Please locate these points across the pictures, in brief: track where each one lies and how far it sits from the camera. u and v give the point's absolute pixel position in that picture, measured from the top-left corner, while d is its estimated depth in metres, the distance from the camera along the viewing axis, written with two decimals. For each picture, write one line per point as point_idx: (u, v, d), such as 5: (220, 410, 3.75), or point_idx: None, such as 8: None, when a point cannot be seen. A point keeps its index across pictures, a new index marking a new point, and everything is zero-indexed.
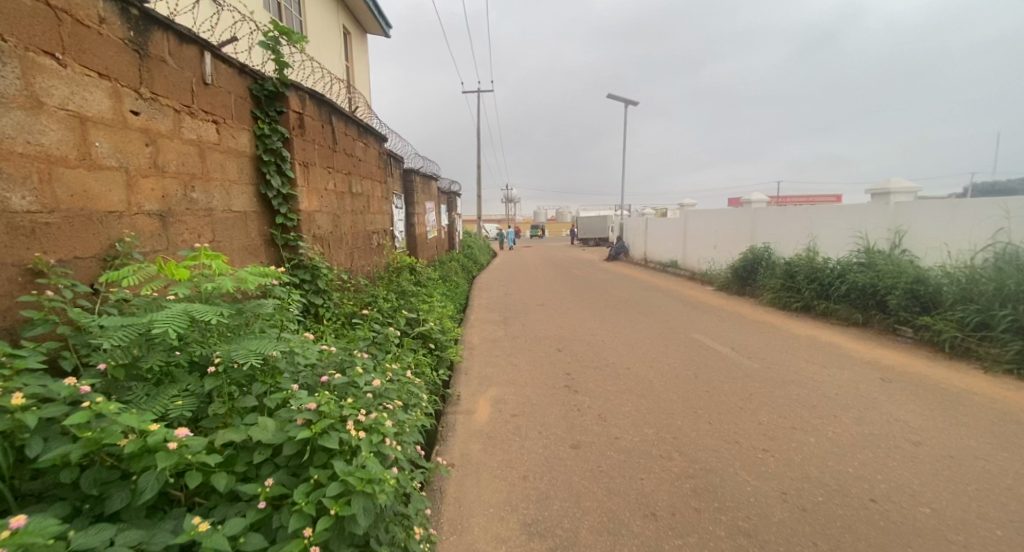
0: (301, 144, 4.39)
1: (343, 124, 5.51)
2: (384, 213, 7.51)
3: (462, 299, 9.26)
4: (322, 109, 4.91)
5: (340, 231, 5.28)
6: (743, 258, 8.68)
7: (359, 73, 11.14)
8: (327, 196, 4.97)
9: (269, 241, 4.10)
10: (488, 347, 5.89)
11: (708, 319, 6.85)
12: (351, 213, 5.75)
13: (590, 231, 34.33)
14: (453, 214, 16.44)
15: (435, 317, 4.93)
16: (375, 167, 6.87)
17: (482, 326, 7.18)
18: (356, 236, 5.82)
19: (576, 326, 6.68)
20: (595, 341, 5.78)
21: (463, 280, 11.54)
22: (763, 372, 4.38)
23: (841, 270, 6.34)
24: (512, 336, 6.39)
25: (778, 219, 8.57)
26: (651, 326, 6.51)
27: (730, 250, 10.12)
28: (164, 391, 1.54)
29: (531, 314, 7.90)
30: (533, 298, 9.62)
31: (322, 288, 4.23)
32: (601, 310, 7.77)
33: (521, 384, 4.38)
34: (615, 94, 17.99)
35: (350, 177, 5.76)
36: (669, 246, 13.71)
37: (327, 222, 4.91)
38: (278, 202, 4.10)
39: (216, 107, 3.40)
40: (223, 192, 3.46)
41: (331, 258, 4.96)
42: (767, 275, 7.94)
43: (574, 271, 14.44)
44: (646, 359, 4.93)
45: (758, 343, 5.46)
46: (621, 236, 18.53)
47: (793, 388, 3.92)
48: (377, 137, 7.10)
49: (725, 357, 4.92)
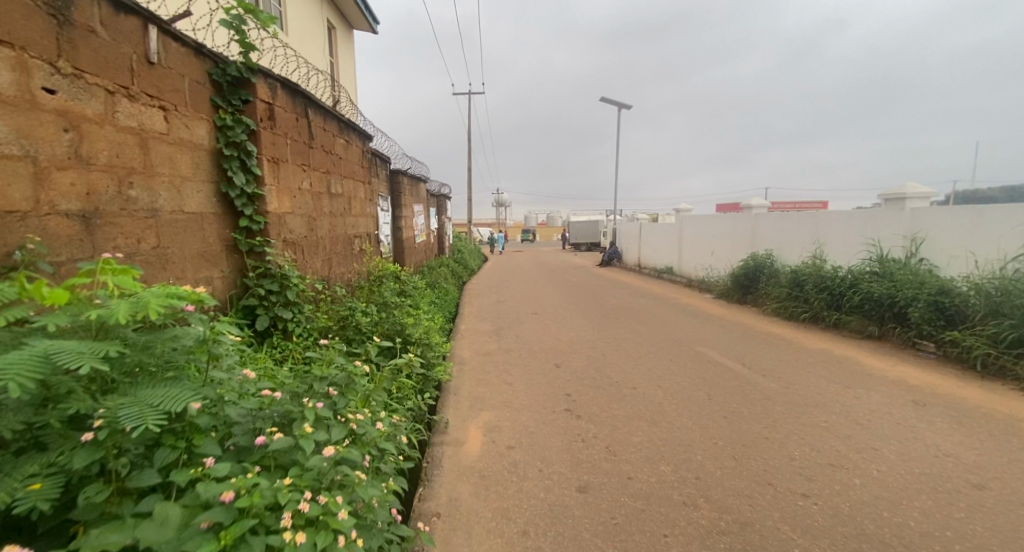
0: (271, 137, 3.91)
1: (321, 118, 5.05)
2: (368, 217, 7.04)
3: (451, 308, 8.78)
4: (297, 100, 4.44)
5: (315, 235, 4.80)
6: (744, 265, 8.35)
7: (343, 70, 10.66)
8: (301, 197, 4.49)
9: (231, 247, 3.62)
10: (480, 362, 5.43)
11: (712, 330, 6.47)
12: (329, 215, 5.27)
13: (580, 236, 34.04)
14: (442, 217, 15.95)
15: (421, 332, 4.45)
16: (358, 167, 6.40)
17: (472, 337, 6.71)
18: (334, 240, 5.35)
19: (573, 338, 6.24)
20: (596, 356, 5.36)
21: (452, 286, 11.07)
22: (782, 393, 3.99)
23: (853, 279, 6.00)
24: (504, 350, 5.94)
25: (781, 225, 8.23)
26: (653, 339, 6.10)
27: (729, 256, 9.79)
28: (17, 467, 1.06)
29: (525, 324, 7.45)
30: (525, 306, 9.18)
31: (291, 300, 3.79)
32: (598, 320, 7.35)
33: (517, 408, 3.93)
34: (608, 97, 17.72)
35: (329, 176, 5.28)
36: (664, 252, 13.40)
37: (301, 225, 4.44)
38: (240, 203, 3.62)
39: (165, 91, 2.91)
40: (173, 190, 2.97)
41: (305, 266, 4.49)
42: (770, 283, 7.61)
43: (566, 277, 14.04)
44: (652, 378, 4.51)
45: (770, 358, 5.08)
46: (614, 241, 18.20)
47: (820, 414, 3.53)
48: (361, 135, 6.64)
49: (738, 375, 4.52)
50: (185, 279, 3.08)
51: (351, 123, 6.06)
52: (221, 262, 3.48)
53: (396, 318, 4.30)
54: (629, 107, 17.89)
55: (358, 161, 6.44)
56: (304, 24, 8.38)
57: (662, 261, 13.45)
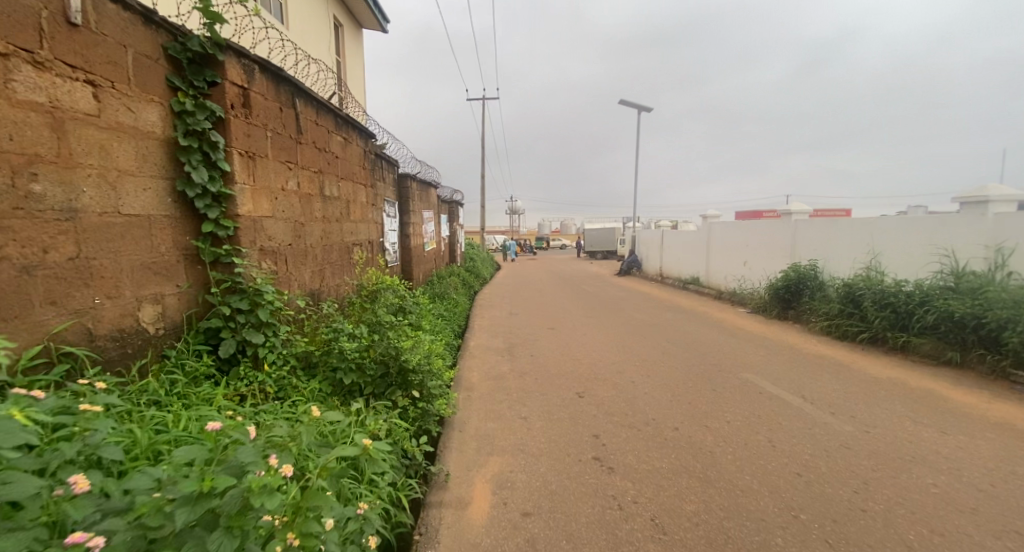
0: (245, 127, 3.30)
1: (313, 111, 4.47)
2: (371, 224, 6.44)
3: (461, 322, 8.12)
4: (282, 87, 3.86)
5: (302, 243, 4.18)
6: (785, 277, 7.55)
7: (351, 70, 10.16)
8: (284, 198, 3.87)
9: (193, 258, 3.01)
10: (490, 389, 4.75)
11: (755, 352, 5.70)
12: (321, 221, 4.66)
13: (596, 244, 33.22)
14: (454, 223, 15.36)
15: (422, 357, 3.75)
16: (358, 168, 5.83)
17: (483, 357, 6.02)
18: (327, 249, 4.74)
19: (597, 361, 5.52)
20: (625, 384, 4.63)
21: (463, 298, 10.43)
22: (864, 440, 3.23)
23: (923, 294, 5.18)
24: (519, 373, 5.26)
25: (827, 234, 7.41)
26: (688, 363, 5.34)
27: (766, 267, 8.96)
28: None
29: (541, 341, 6.74)
30: (541, 320, 8.47)
31: (263, 321, 3.16)
32: (623, 339, 6.62)
33: (534, 454, 3.25)
34: (627, 100, 16.98)
35: (322, 177, 4.69)
36: (689, 261, 12.57)
37: (284, 232, 3.83)
38: (203, 204, 2.99)
39: (95, 63, 2.34)
40: (104, 187, 2.39)
41: (288, 279, 3.87)
42: (818, 299, 6.81)
43: (585, 287, 13.30)
44: (696, 416, 3.78)
45: (833, 390, 4.30)
46: (634, 249, 17.37)
47: (923, 475, 2.77)
48: (363, 133, 6.07)
49: (801, 413, 3.76)
50: (122, 298, 2.47)
51: (350, 119, 5.50)
52: (176, 274, 2.87)
53: (390, 338, 3.59)
54: (650, 109, 17.16)
55: (359, 161, 5.88)
56: (307, 19, 7.90)
57: (688, 271, 12.62)
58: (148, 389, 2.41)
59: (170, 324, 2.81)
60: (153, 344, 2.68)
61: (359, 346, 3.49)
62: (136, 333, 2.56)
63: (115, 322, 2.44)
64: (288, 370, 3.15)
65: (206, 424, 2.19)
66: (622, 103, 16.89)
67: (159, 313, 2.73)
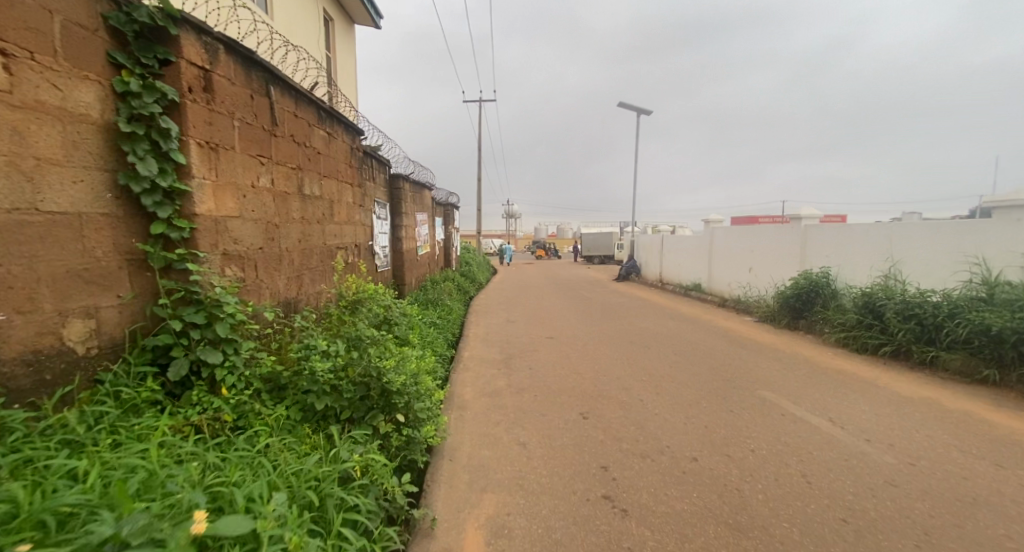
0: (206, 114, 2.89)
1: (291, 101, 4.07)
2: (357, 226, 6.02)
3: (454, 330, 7.69)
4: (254, 73, 3.44)
5: (275, 246, 3.75)
6: (795, 285, 7.20)
7: (342, 66, 9.76)
8: (254, 196, 3.44)
9: (140, 263, 2.58)
10: (485, 408, 4.33)
11: (769, 366, 5.32)
12: (300, 222, 4.24)
13: (593, 248, 32.89)
14: (449, 226, 14.93)
15: (408, 375, 3.34)
16: (344, 166, 5.41)
17: (477, 370, 5.60)
18: (304, 253, 4.31)
19: (600, 375, 5.12)
20: (633, 403, 4.23)
21: (457, 304, 10.01)
22: (911, 476, 2.85)
23: (952, 306, 4.84)
24: (516, 388, 4.85)
25: (839, 240, 7.05)
26: (699, 379, 4.95)
27: (772, 273, 8.62)
28: None
29: (539, 352, 6.33)
30: (539, 328, 8.07)
31: (221, 338, 2.73)
32: (627, 350, 6.23)
33: (535, 490, 2.84)
34: (626, 102, 16.70)
35: (301, 174, 4.27)
36: (690, 267, 12.23)
37: (254, 234, 3.41)
38: (152, 201, 2.56)
39: (7, 28, 1.95)
40: (17, 180, 2.00)
41: (258, 287, 3.45)
42: (832, 309, 6.46)
43: (583, 293, 12.90)
44: (716, 443, 3.37)
45: (862, 411, 3.92)
46: (633, 254, 17.00)
47: (990, 523, 2.38)
48: (349, 129, 5.66)
49: (833, 440, 3.37)
50: (39, 313, 2.06)
51: (334, 112, 5.08)
52: (118, 282, 2.44)
53: (371, 356, 3.16)
54: (650, 112, 16.90)
55: (344, 158, 5.46)
56: (293, 9, 7.47)
57: (689, 277, 12.27)
58: (67, 425, 1.98)
59: (107, 342, 2.38)
60: (82, 367, 2.24)
61: (336, 366, 3.06)
62: (58, 355, 2.14)
63: (29, 342, 2.03)
64: (250, 395, 2.72)
65: (127, 474, 1.76)
66: (621, 105, 16.61)
67: (92, 330, 2.30)
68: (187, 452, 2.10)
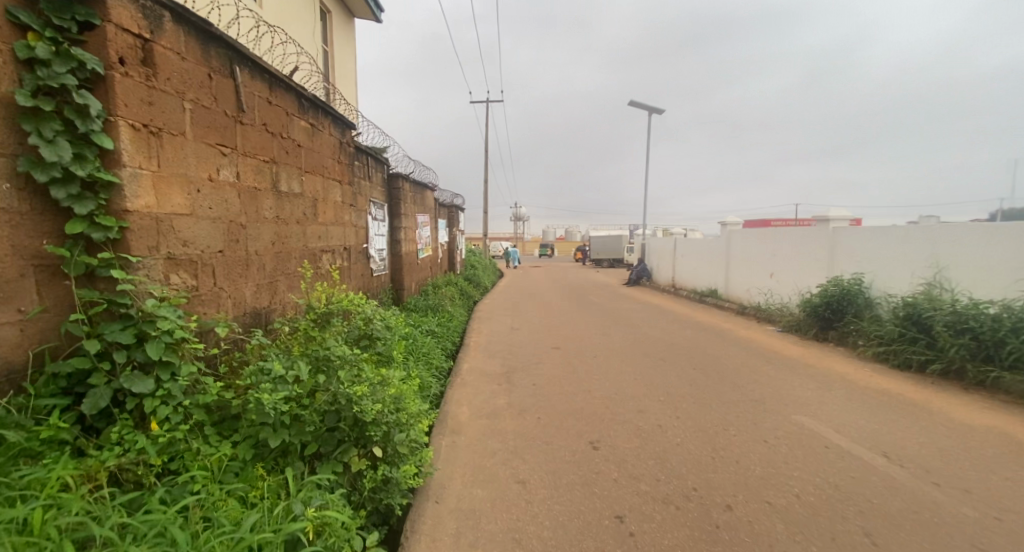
0: (144, 92, 2.42)
1: (264, 85, 3.60)
2: (347, 227, 5.55)
3: (454, 340, 7.19)
4: (213, 49, 2.98)
5: (240, 249, 3.28)
6: (825, 293, 6.63)
7: (340, 60, 9.34)
8: (212, 191, 2.97)
9: (51, 271, 2.11)
10: (481, 434, 3.81)
11: (801, 385, 4.77)
12: (274, 223, 3.77)
13: (603, 252, 32.23)
14: (453, 228, 14.46)
15: (387, 401, 2.83)
16: (330, 161, 4.94)
17: (476, 386, 5.08)
18: (280, 256, 3.84)
19: (612, 394, 4.60)
20: (650, 430, 3.70)
21: (460, 310, 9.54)
22: (1004, 537, 2.30)
23: (1016, 319, 4.28)
24: (517, 408, 4.34)
25: (873, 243, 6.45)
26: (724, 399, 4.41)
27: (796, 279, 8.04)
28: None
29: (544, 366, 5.81)
30: (545, 337, 7.55)
31: (154, 361, 2.24)
32: (640, 365, 5.68)
33: (537, 546, 2.34)
34: (637, 102, 16.18)
35: (277, 168, 3.80)
36: (705, 272, 11.66)
37: (211, 236, 2.94)
38: (65, 194, 2.09)
39: None
40: None
41: (215, 297, 2.97)
42: (868, 321, 5.89)
43: (592, 298, 12.37)
44: (752, 485, 2.82)
45: (922, 442, 3.36)
46: (644, 258, 16.45)
47: None
48: (337, 121, 5.20)
49: (893, 484, 2.81)
50: None
51: (319, 102, 4.62)
52: (18, 294, 1.99)
53: (340, 378, 2.66)
54: (661, 111, 16.30)
55: (330, 152, 4.99)
56: None
57: (704, 282, 11.69)
58: None
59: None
60: None
61: (297, 392, 2.56)
62: None
63: None
64: (186, 431, 2.23)
65: None
66: (631, 104, 16.08)
67: None
68: (78, 518, 1.62)
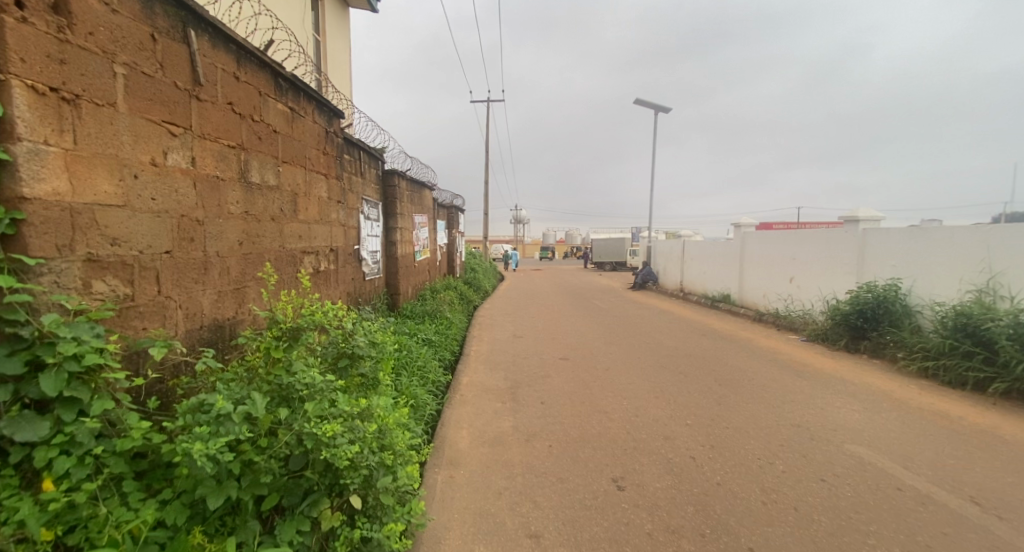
0: (54, 48, 1.88)
1: (228, 57, 3.04)
2: (334, 227, 5.00)
3: (453, 349, 6.65)
4: (158, 5, 2.42)
5: (197, 250, 2.73)
6: (857, 300, 6.10)
7: (332, 50, 8.78)
8: (157, 178, 2.42)
9: None
10: (484, 467, 3.26)
11: (845, 406, 4.23)
12: (242, 219, 3.22)
13: (605, 254, 31.68)
14: (452, 230, 13.91)
15: (369, 438, 2.27)
16: (312, 152, 4.39)
17: (477, 404, 4.53)
18: (250, 258, 3.30)
19: (632, 416, 4.04)
20: (682, 466, 3.15)
21: (460, 316, 9.00)
22: None
23: None
24: (525, 434, 3.78)
25: (911, 246, 5.91)
26: (760, 423, 3.87)
27: (819, 284, 7.50)
28: None
29: (553, 380, 5.26)
30: (552, 346, 6.99)
31: (53, 397, 1.68)
32: (659, 379, 5.12)
33: None
34: (643, 101, 15.64)
35: (246, 155, 3.25)
36: (717, 275, 11.13)
37: (154, 232, 2.39)
38: None
39: None
40: None
41: (159, 309, 2.42)
42: (908, 334, 5.38)
43: (598, 303, 11.84)
44: (823, 545, 2.27)
45: (1009, 480, 2.83)
46: (650, 261, 15.95)
47: None
48: (322, 107, 4.64)
49: (1000, 545, 2.25)
50: None
51: (299, 84, 4.07)
52: None
53: (308, 412, 2.09)
54: (668, 110, 15.75)
55: (313, 140, 4.43)
56: None
57: (715, 287, 11.16)
58: None
59: None
60: None
61: (251, 431, 2.00)
62: None
63: None
64: (95, 490, 1.67)
65: None
66: (636, 102, 15.48)
67: None
68: None
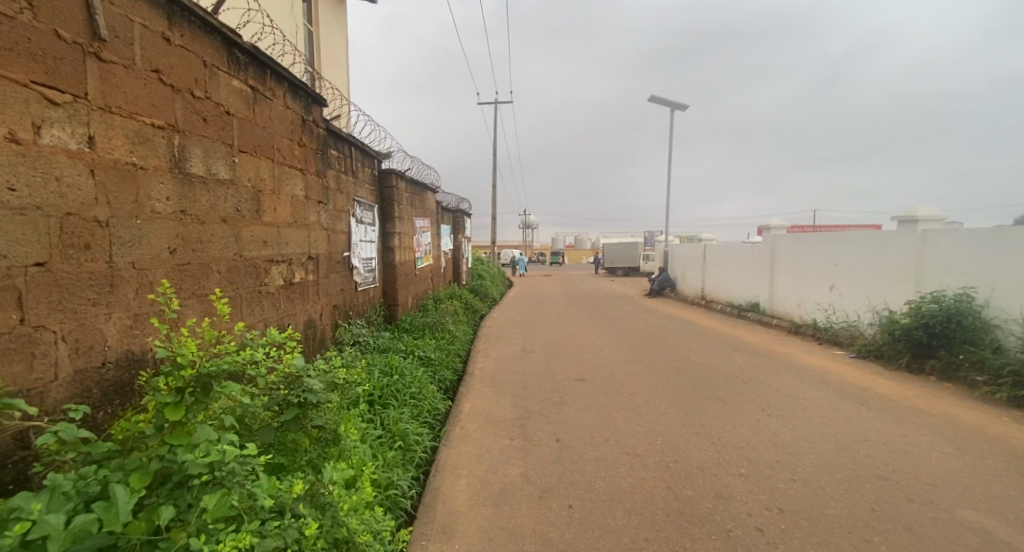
0: None
1: (152, 8, 2.34)
2: (313, 230, 4.29)
3: (455, 367, 5.93)
4: None
5: (98, 260, 2.03)
6: (920, 311, 5.27)
7: (326, 39, 8.11)
8: (22, 160, 1.72)
9: None
10: (487, 539, 2.49)
11: (935, 447, 3.43)
12: (175, 220, 2.52)
13: (617, 260, 30.76)
14: (457, 235, 13.21)
15: (307, 539, 1.53)
16: (282, 141, 3.70)
17: (480, 442, 3.76)
18: (187, 270, 2.60)
19: (671, 461, 3.27)
20: (750, 542, 2.38)
21: (464, 328, 8.28)
22: None
23: None
24: (539, 486, 3.03)
25: (985, 249, 5.08)
26: (835, 472, 3.07)
27: (868, 292, 6.66)
28: None
29: (569, 408, 4.50)
30: (565, 364, 6.22)
31: None
32: (696, 409, 4.32)
33: None
34: (658, 97, 14.82)
35: (180, 139, 2.55)
36: (743, 281, 10.29)
37: (10, 237, 1.68)
38: None
39: None
40: None
41: (22, 346, 1.72)
42: (991, 354, 4.56)
43: (614, 312, 11.04)
44: None
45: None
46: (666, 266, 15.12)
47: None
48: (297, 91, 3.95)
49: None
50: None
51: (263, 59, 3.38)
52: None
53: (207, 513, 1.33)
54: (684, 107, 14.88)
55: (284, 129, 3.74)
56: None
57: (741, 294, 10.33)
58: None
59: None
60: None
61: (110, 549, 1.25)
62: None
63: None
64: None
65: None
66: (652, 100, 14.66)
67: None
68: None
